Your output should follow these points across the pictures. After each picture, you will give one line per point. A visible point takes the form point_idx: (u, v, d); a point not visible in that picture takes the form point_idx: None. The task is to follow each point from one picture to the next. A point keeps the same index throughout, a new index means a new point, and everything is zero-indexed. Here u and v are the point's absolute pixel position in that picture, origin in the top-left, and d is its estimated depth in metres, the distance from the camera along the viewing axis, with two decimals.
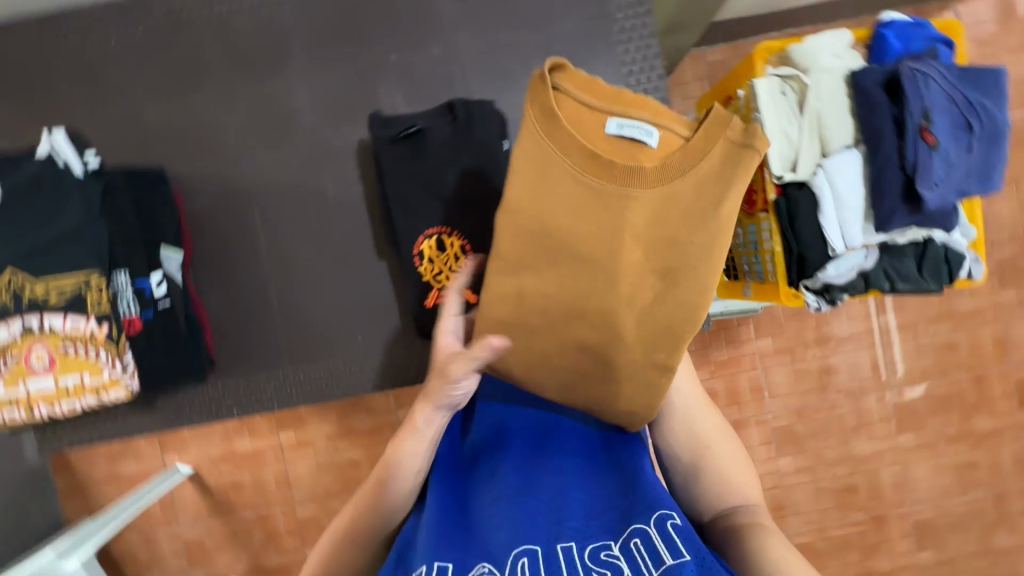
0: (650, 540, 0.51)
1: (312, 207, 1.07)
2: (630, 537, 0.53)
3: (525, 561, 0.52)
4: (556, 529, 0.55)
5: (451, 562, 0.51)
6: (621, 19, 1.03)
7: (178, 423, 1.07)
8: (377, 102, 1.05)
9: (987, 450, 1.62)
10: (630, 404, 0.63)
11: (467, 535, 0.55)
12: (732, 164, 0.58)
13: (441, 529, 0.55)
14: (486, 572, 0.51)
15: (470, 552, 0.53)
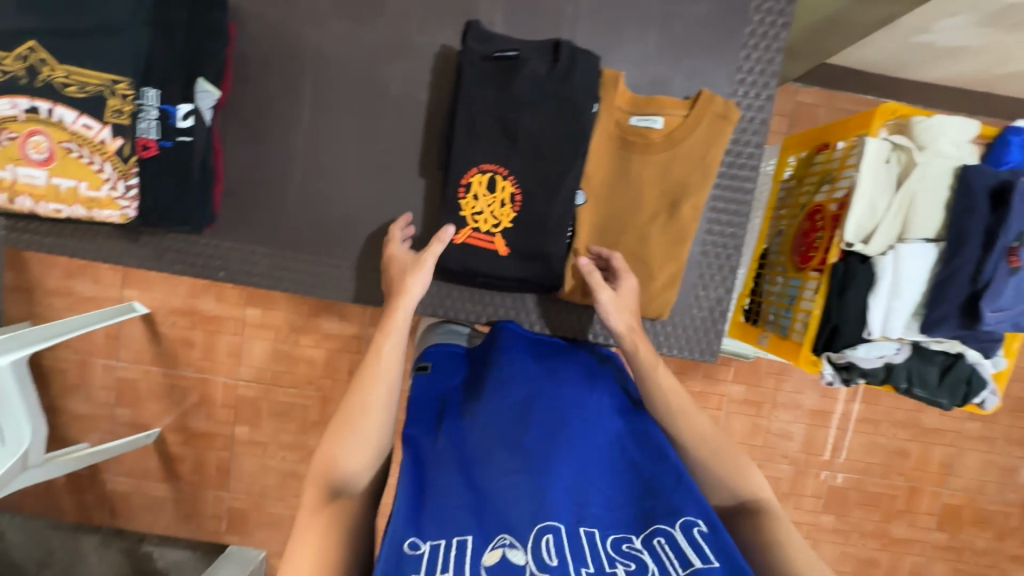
0: (674, 541, 0.53)
1: (369, 95, 0.99)
2: (653, 535, 0.55)
3: (548, 537, 0.53)
4: (578, 512, 0.57)
5: (470, 533, 0.54)
6: (756, 21, 0.95)
7: (160, 266, 1.01)
8: (476, 11, 0.96)
9: (892, 554, 1.66)
10: (666, 297, 0.98)
11: (481, 505, 0.57)
12: (712, 129, 0.93)
13: (456, 500, 0.57)
14: (507, 544, 0.52)
15: (488, 523, 0.55)
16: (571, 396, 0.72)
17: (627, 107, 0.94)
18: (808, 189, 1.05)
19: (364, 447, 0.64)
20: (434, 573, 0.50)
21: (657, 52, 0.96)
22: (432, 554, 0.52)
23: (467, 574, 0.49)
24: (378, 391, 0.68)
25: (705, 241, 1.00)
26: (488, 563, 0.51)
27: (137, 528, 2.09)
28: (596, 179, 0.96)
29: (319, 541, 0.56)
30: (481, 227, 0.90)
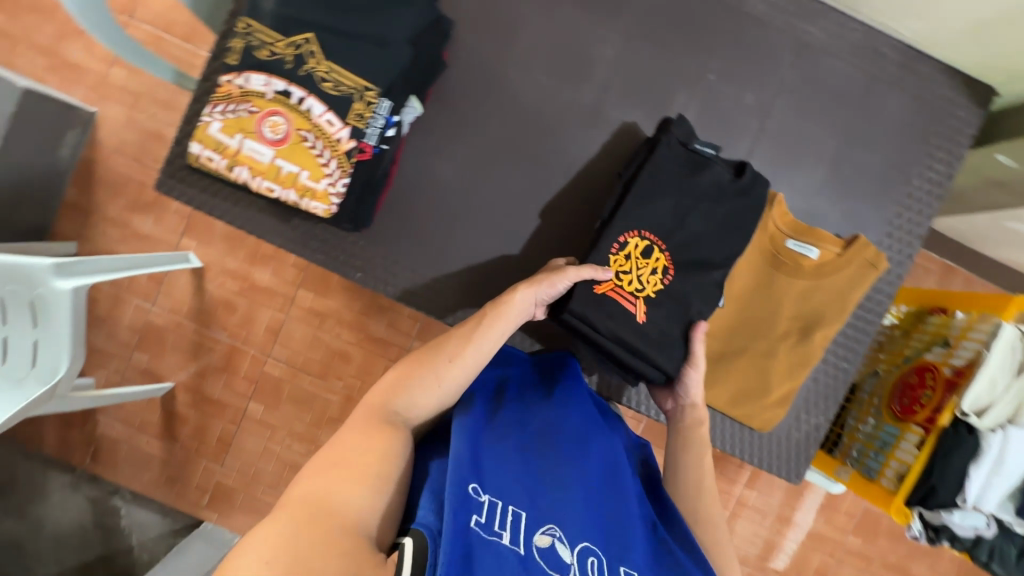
0: None
1: (550, 149, 1.02)
2: None
3: (591, 560, 0.63)
4: (618, 551, 0.66)
5: (524, 513, 0.62)
6: (915, 186, 1.03)
7: (300, 250, 1.00)
8: (670, 104, 1.02)
9: None
10: (774, 411, 1.01)
11: (534, 498, 0.65)
12: (859, 271, 0.99)
13: (511, 483, 0.64)
14: (554, 538, 0.62)
15: (541, 515, 0.63)
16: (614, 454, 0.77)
17: (784, 228, 1.00)
18: (915, 346, 1.12)
19: (426, 402, 0.73)
20: (495, 524, 0.59)
21: (820, 187, 1.04)
22: (491, 508, 0.60)
23: (523, 542, 0.59)
24: (452, 368, 0.75)
25: (819, 370, 1.04)
26: (540, 543, 0.61)
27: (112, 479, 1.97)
28: (738, 286, 1.01)
29: (384, 458, 0.63)
30: (624, 284, 0.92)
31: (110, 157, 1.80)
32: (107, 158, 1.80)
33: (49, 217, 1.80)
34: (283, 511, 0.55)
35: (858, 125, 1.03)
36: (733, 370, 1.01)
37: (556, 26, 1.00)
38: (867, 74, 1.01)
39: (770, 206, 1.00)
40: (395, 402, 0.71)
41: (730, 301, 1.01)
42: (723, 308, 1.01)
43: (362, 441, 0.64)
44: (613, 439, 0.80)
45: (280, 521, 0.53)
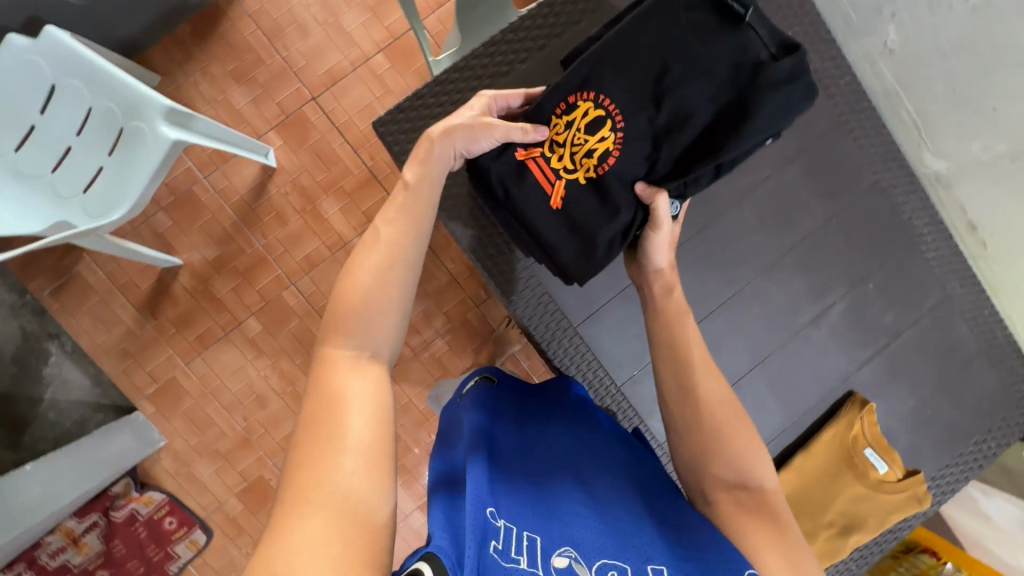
0: None
1: (724, 274, 1.11)
2: None
3: (612, 575, 0.53)
4: (644, 552, 0.56)
5: (539, 535, 0.56)
6: (971, 447, 1.19)
7: (475, 254, 1.03)
8: (830, 289, 1.14)
9: None
10: None
11: (551, 517, 0.59)
12: (907, 500, 1.11)
13: (520, 507, 0.60)
14: (569, 554, 0.54)
15: (554, 533, 0.57)
16: (604, 460, 0.73)
17: (869, 437, 1.11)
18: (901, 573, 1.28)
19: (381, 324, 0.64)
20: (510, 552, 0.52)
21: (905, 414, 1.18)
22: (507, 533, 0.54)
23: (541, 566, 0.51)
24: (388, 288, 0.66)
25: (835, 566, 1.16)
26: (557, 563, 0.52)
27: (63, 322, 1.57)
28: (812, 464, 1.12)
29: (372, 396, 0.57)
30: (551, 156, 0.89)
31: (244, 19, 1.63)
32: (238, 19, 1.62)
33: (152, 38, 1.59)
34: (310, 506, 0.47)
35: (956, 380, 1.18)
36: None
37: (776, 181, 1.12)
38: (979, 346, 1.18)
39: (865, 413, 1.11)
40: (352, 334, 0.62)
41: (801, 476, 1.12)
42: (791, 479, 1.12)
43: (354, 380, 0.58)
44: (603, 457, 0.75)
45: (290, 517, 0.47)
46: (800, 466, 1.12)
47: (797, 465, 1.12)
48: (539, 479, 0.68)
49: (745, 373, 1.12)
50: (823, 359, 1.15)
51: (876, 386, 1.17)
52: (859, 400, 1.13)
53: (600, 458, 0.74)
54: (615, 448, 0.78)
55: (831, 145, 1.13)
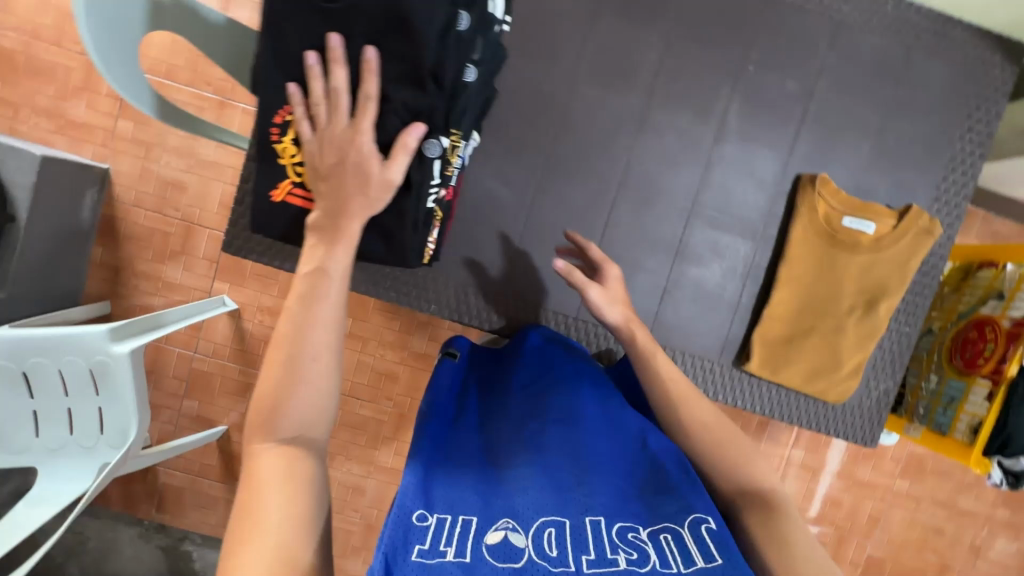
0: (680, 538, 0.63)
1: (604, 159, 1.05)
2: (660, 531, 0.65)
3: (551, 531, 0.63)
4: (583, 505, 0.67)
5: (476, 516, 0.65)
6: (958, 146, 1.06)
7: (375, 292, 1.03)
8: (715, 99, 1.04)
9: None
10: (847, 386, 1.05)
11: (494, 496, 0.69)
12: (916, 240, 1.02)
13: (466, 494, 0.69)
14: (509, 526, 0.63)
15: (496, 510, 0.66)
16: (552, 412, 0.82)
17: (839, 208, 1.02)
18: (969, 301, 1.16)
19: (315, 395, 0.62)
20: (438, 544, 0.60)
21: (868, 162, 1.06)
22: (438, 526, 0.63)
23: (467, 550, 0.60)
24: (321, 362, 0.63)
25: (886, 336, 1.08)
26: (491, 540, 0.61)
27: (181, 524, 1.77)
28: (799, 266, 1.04)
29: (293, 476, 0.56)
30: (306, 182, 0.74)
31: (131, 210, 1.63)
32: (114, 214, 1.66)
33: None
34: None
35: (901, 93, 1.05)
36: (802, 351, 1.05)
37: (597, 36, 1.02)
38: (904, 46, 1.04)
39: (821, 188, 1.02)
40: (280, 418, 0.59)
41: (795, 287, 1.05)
42: (789, 293, 1.05)
43: (270, 461, 0.57)
44: (566, 410, 0.83)
45: None
46: (789, 277, 1.04)
47: (785, 278, 1.04)
48: (506, 454, 0.78)
49: (683, 230, 1.07)
50: (749, 167, 1.06)
51: (823, 154, 1.06)
52: (809, 179, 1.03)
53: (569, 413, 0.82)
54: (587, 397, 0.86)
55: None
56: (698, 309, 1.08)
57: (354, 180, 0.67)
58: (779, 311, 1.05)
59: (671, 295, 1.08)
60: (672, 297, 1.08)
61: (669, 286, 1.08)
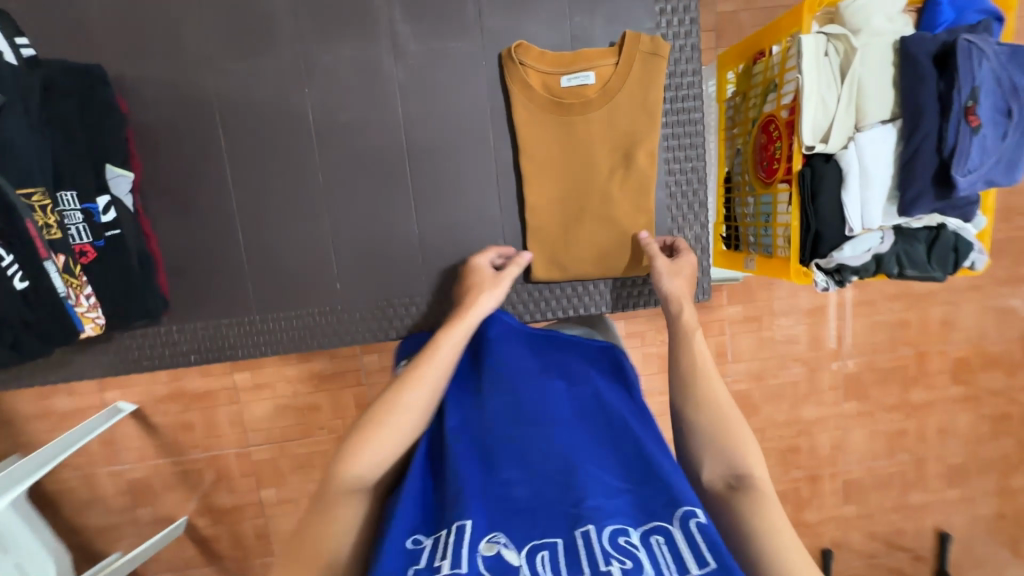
0: (672, 539, 0.48)
1: (289, 130, 0.92)
2: (650, 532, 0.49)
3: (544, 553, 0.48)
4: (573, 511, 0.51)
5: (468, 522, 0.51)
6: None
7: (126, 369, 0.95)
8: (373, 13, 0.89)
9: (916, 419, 2.14)
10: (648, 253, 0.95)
11: (480, 502, 0.54)
12: (646, 66, 0.90)
13: (467, 499, 0.54)
14: (461, 530, 0.50)
15: (483, 523, 0.51)
16: (538, 393, 0.67)
17: (552, 70, 0.90)
18: (754, 102, 1.01)
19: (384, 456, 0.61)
20: (433, 559, 0.48)
21: (571, 5, 0.91)
22: (431, 546, 0.50)
23: (464, 560, 0.46)
24: (394, 440, 0.62)
25: (669, 183, 0.98)
26: (472, 559, 0.47)
27: None
28: (539, 150, 0.92)
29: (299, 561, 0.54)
30: None
31: None
32: None
33: None
34: None
35: None
36: (581, 238, 0.94)
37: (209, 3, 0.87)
38: None
39: (524, 56, 0.90)
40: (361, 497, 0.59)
41: (546, 174, 0.93)
42: (546, 182, 0.93)
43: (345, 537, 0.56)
44: (542, 396, 0.67)
45: None
46: (534, 167, 0.93)
47: (532, 170, 0.93)
48: (490, 442, 0.62)
49: (411, 167, 0.95)
50: (446, 71, 0.92)
51: (518, 18, 0.91)
52: (507, 53, 0.90)
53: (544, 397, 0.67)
54: (574, 383, 0.70)
55: None
56: (465, 241, 0.97)
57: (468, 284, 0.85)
58: (542, 208, 0.94)
59: (430, 239, 0.97)
60: (432, 242, 0.97)
61: (426, 230, 0.97)
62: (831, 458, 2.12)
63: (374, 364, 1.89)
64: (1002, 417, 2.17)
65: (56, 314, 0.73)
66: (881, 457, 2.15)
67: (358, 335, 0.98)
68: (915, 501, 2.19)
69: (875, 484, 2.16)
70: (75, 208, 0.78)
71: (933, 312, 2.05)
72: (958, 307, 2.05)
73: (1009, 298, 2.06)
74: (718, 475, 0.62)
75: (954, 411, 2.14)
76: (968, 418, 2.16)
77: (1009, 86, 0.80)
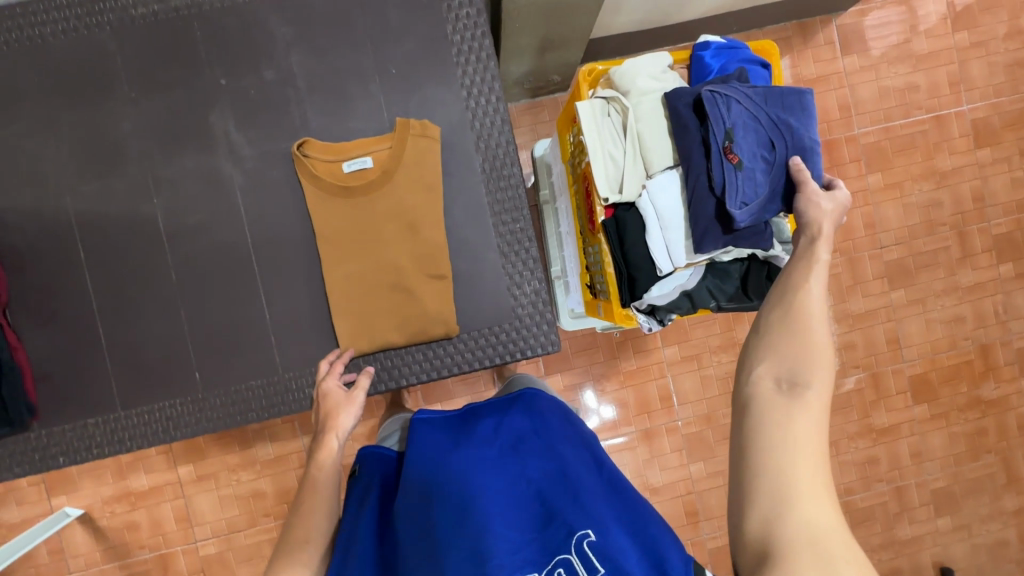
0: (571, 568, 0.62)
1: (142, 238, 1.01)
2: (554, 567, 0.63)
3: None
4: (481, 572, 0.62)
5: None
6: (458, 41, 1.01)
7: (0, 477, 1.00)
8: (209, 130, 1.01)
9: (885, 445, 2.03)
10: (442, 315, 0.99)
11: None
12: (421, 146, 0.98)
13: None
14: None
15: None
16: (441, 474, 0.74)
17: (334, 159, 0.98)
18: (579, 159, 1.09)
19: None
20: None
21: (386, 99, 1.02)
22: None
23: None
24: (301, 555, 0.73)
25: (501, 245, 1.03)
26: None
27: None
28: (347, 223, 0.99)
29: None
30: None
31: None
32: None
33: None
34: None
35: (374, 22, 1.01)
36: (414, 308, 0.99)
37: (65, 138, 1.00)
38: None
39: (308, 151, 0.99)
40: None
41: (345, 250, 0.99)
42: (371, 260, 0.99)
43: None
44: (448, 465, 0.76)
45: None
46: (339, 239, 0.99)
47: (363, 248, 0.99)
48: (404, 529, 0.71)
49: (255, 258, 1.02)
50: (278, 169, 1.01)
51: (340, 117, 1.01)
52: (293, 151, 0.98)
53: (444, 482, 0.73)
54: (471, 444, 0.78)
55: (49, 57, 0.99)
56: (310, 318, 1.02)
57: (324, 413, 0.90)
58: (375, 280, 0.99)
59: (277, 317, 1.02)
60: (281, 324, 1.02)
61: (277, 313, 1.02)
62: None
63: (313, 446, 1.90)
64: (977, 434, 2.06)
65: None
66: (856, 490, 2.03)
67: (221, 424, 1.02)
68: (903, 536, 2.04)
69: (856, 520, 2.02)
70: None
71: (878, 331, 2.00)
72: (902, 324, 2.00)
73: (953, 309, 2.02)
74: (770, 377, 0.58)
75: (923, 433, 2.04)
76: (941, 438, 2.05)
77: (769, 122, 0.86)
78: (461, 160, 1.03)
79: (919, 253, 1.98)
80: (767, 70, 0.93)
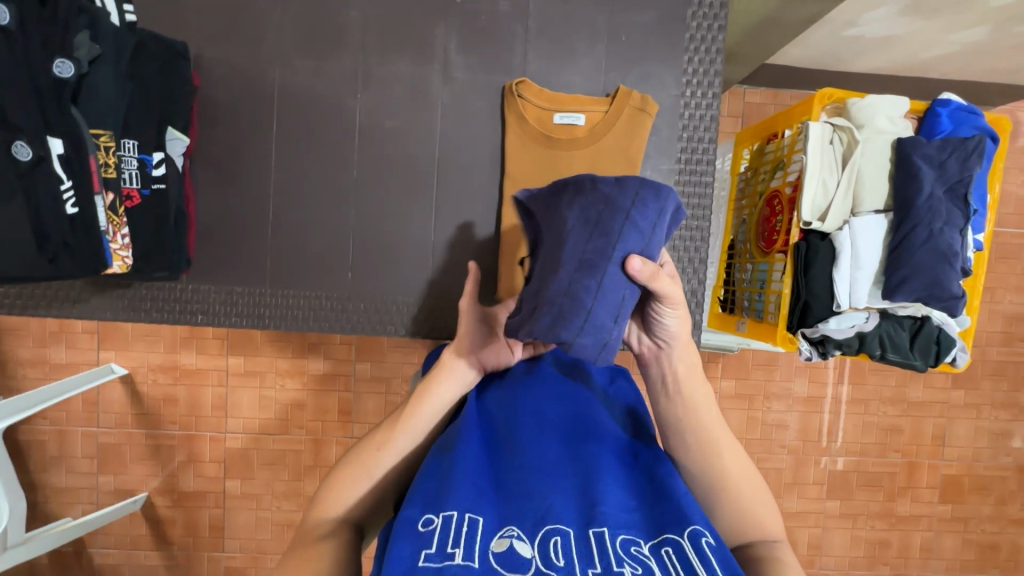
0: (682, 551, 0.47)
1: (334, 127, 1.01)
2: (660, 544, 0.48)
3: (557, 540, 0.47)
4: (588, 510, 0.50)
5: (480, 520, 0.49)
6: (694, 26, 1.01)
7: (137, 317, 1.00)
8: (430, 42, 1.00)
9: (901, 532, 1.90)
10: None
11: (491, 498, 0.52)
12: (634, 120, 0.98)
13: (468, 488, 0.52)
14: (513, 536, 0.47)
15: (498, 518, 0.50)
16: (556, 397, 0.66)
17: (547, 107, 0.98)
18: (764, 177, 1.08)
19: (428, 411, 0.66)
20: (446, 545, 0.45)
21: (607, 63, 1.01)
22: (444, 528, 0.47)
23: (476, 552, 0.44)
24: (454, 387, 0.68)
25: (674, 236, 1.03)
26: (495, 550, 0.46)
27: None
28: (539, 171, 0.99)
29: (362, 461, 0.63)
30: None
31: None
32: None
33: None
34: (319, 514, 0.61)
35: None
36: None
37: (291, 9, 0.99)
38: None
39: (522, 91, 0.99)
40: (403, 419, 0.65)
41: None
42: None
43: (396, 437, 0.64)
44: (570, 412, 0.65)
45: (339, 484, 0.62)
46: (523, 183, 0.99)
47: None
48: (509, 440, 0.61)
49: (437, 179, 1.02)
50: (485, 100, 1.01)
51: (558, 69, 1.01)
52: (509, 87, 0.98)
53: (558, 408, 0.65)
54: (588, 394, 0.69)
55: None
56: (474, 252, 1.02)
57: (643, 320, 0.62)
58: None
59: (440, 241, 1.03)
60: (441, 248, 1.03)
61: (441, 238, 1.03)
62: (806, 558, 1.87)
63: (363, 373, 1.77)
64: (989, 548, 1.93)
65: (88, 235, 0.75)
66: (859, 567, 1.89)
67: (355, 327, 1.02)
68: None
69: None
70: (133, 155, 0.82)
71: (927, 424, 1.87)
72: (952, 423, 1.87)
73: (1005, 424, 1.89)
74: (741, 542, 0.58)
75: (939, 532, 1.90)
76: (954, 541, 1.91)
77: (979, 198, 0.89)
78: (661, 143, 1.02)
79: (987, 360, 1.86)
80: (996, 144, 0.93)
